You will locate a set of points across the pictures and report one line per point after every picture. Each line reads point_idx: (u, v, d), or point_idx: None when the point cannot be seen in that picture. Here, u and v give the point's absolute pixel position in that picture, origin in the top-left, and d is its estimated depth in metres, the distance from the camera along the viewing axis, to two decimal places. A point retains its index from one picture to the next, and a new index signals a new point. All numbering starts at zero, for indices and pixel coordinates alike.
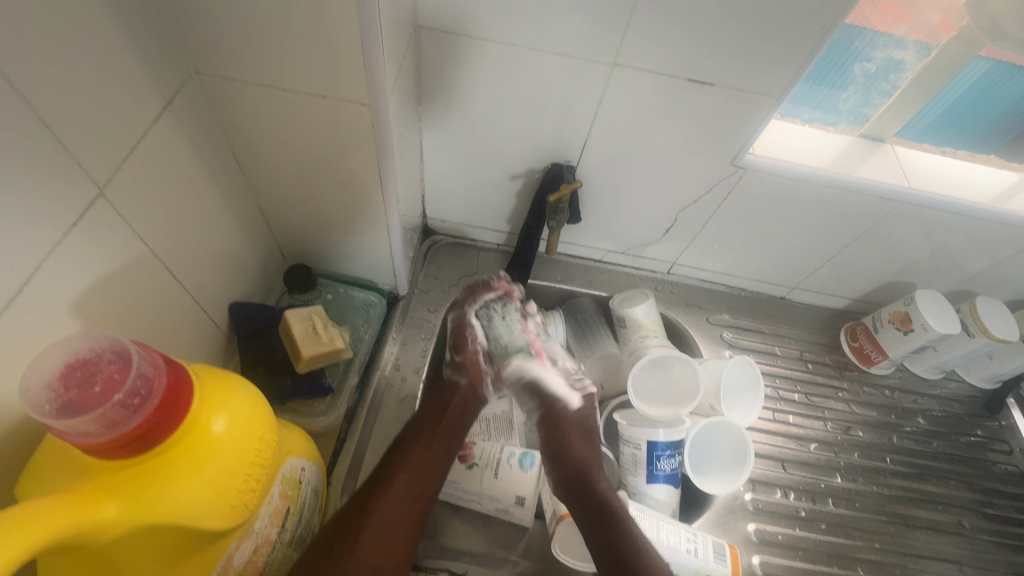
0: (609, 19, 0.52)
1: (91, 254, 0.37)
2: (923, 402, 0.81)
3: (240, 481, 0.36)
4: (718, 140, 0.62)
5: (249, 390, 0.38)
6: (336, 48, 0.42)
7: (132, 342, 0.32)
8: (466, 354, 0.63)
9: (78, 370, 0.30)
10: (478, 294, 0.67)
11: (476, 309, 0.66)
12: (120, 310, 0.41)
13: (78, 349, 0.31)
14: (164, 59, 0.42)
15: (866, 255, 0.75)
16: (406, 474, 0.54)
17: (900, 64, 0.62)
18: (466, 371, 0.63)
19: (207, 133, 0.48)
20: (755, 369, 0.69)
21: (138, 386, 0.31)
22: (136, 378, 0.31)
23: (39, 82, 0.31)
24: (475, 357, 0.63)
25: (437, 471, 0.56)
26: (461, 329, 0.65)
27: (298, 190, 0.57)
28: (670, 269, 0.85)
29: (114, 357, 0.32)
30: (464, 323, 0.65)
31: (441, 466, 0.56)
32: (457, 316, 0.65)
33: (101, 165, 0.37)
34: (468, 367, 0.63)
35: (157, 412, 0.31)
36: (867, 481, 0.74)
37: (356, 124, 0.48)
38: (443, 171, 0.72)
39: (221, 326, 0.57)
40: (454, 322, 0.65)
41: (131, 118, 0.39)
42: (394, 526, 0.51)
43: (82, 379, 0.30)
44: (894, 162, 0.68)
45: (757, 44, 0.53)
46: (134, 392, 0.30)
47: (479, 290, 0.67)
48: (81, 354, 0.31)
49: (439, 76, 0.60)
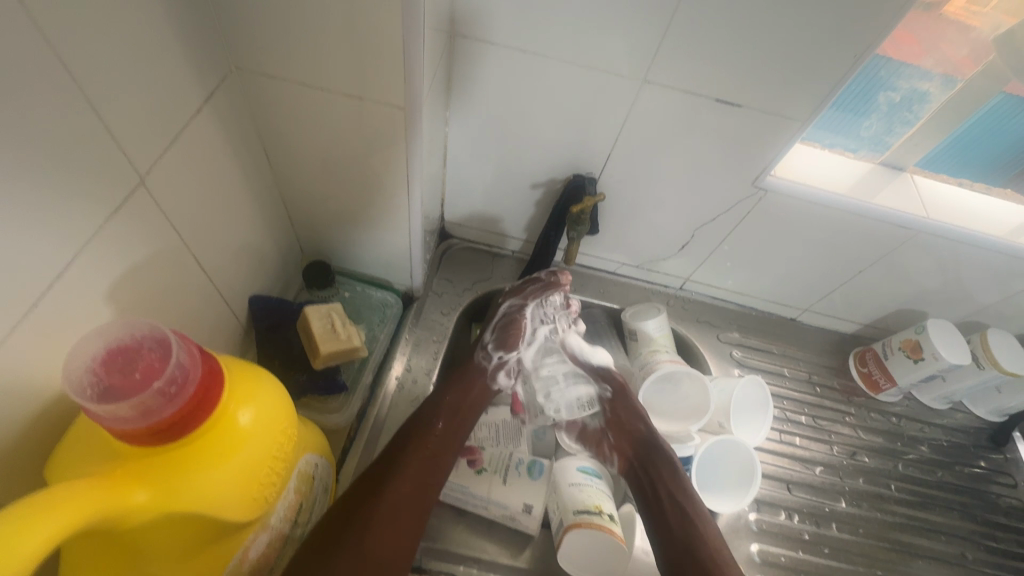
0: (642, 36, 0.53)
1: (130, 240, 0.38)
2: (929, 431, 0.81)
3: (263, 474, 0.36)
4: (742, 160, 0.63)
5: (274, 384, 0.39)
6: (377, 50, 0.42)
7: (171, 330, 0.32)
8: (509, 352, 0.68)
9: (118, 356, 0.31)
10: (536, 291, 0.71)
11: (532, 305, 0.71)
12: (149, 298, 0.42)
13: (119, 335, 0.31)
14: (208, 54, 0.42)
15: (880, 282, 0.76)
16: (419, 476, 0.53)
17: (925, 95, 0.62)
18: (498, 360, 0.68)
19: (241, 127, 0.49)
20: (763, 390, 0.69)
21: (175, 374, 0.31)
22: (174, 366, 0.31)
23: (93, 68, 0.32)
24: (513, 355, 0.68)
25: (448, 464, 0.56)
26: (512, 326, 0.69)
27: (324, 187, 0.57)
28: (682, 285, 0.85)
29: (154, 345, 0.32)
30: (518, 315, 0.70)
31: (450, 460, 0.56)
32: (514, 306, 0.70)
33: (144, 154, 0.37)
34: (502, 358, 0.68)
35: (192, 401, 0.31)
36: (871, 507, 0.73)
37: (389, 125, 0.49)
38: (465, 176, 0.73)
39: (241, 318, 0.57)
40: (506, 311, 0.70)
41: (174, 110, 0.39)
42: (408, 515, 0.50)
43: (122, 364, 0.31)
44: (913, 191, 0.68)
45: (787, 70, 0.53)
46: (171, 381, 0.31)
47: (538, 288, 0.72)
48: (122, 340, 0.31)
49: (469, 83, 0.61)
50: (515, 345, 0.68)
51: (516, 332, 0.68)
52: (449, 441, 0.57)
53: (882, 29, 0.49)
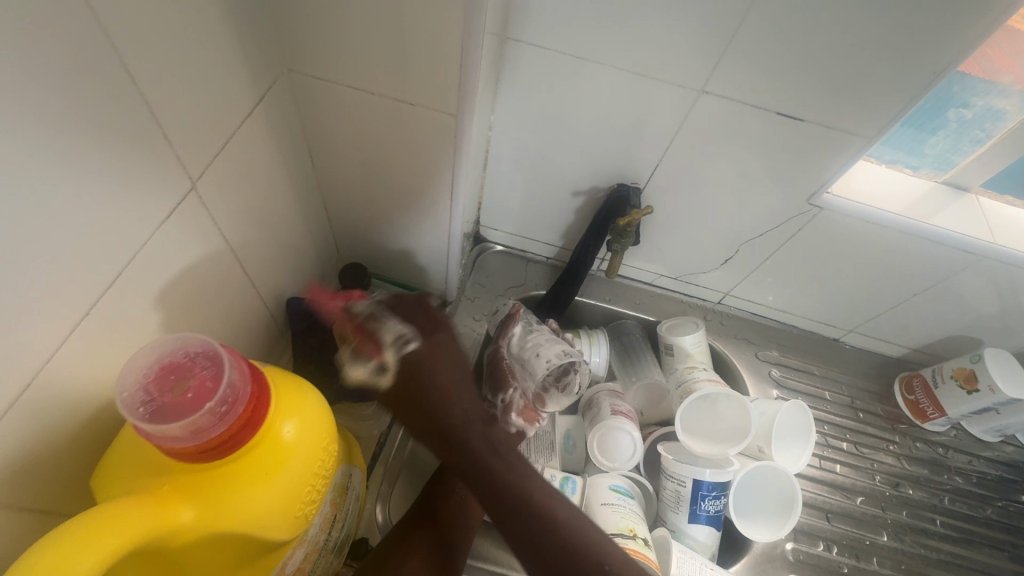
0: (705, 44, 0.51)
1: (178, 246, 0.37)
2: (977, 464, 0.78)
3: (305, 492, 0.35)
4: (799, 175, 0.60)
5: (317, 398, 0.38)
6: (432, 55, 0.41)
7: (222, 346, 0.31)
8: (505, 391, 0.62)
9: (171, 373, 0.30)
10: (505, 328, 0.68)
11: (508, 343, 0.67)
12: (196, 302, 0.41)
13: (169, 351, 0.31)
14: (263, 55, 0.41)
15: (935, 307, 0.72)
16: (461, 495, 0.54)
17: (1000, 113, 0.57)
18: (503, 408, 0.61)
19: (289, 129, 0.48)
20: (807, 416, 0.67)
21: (226, 394, 0.30)
22: (224, 384, 0.30)
23: (152, 72, 0.31)
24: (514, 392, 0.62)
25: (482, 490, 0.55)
26: (495, 367, 0.65)
27: (367, 190, 0.56)
28: (721, 299, 0.83)
29: (206, 362, 0.31)
30: (499, 358, 0.66)
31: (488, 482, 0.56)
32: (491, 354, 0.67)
33: (197, 159, 0.36)
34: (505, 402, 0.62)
35: (240, 421, 0.30)
36: (914, 542, 0.70)
37: (439, 132, 0.47)
38: (504, 180, 0.71)
39: (280, 320, 0.56)
40: (491, 361, 0.66)
41: (226, 112, 0.38)
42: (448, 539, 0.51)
43: (174, 382, 0.30)
44: (978, 213, 0.65)
45: (855, 84, 0.50)
46: (222, 400, 0.30)
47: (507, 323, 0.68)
48: (174, 358, 0.31)
49: (517, 87, 0.59)
50: (510, 382, 0.63)
51: (504, 372, 0.64)
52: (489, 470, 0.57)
53: (968, 45, 0.46)
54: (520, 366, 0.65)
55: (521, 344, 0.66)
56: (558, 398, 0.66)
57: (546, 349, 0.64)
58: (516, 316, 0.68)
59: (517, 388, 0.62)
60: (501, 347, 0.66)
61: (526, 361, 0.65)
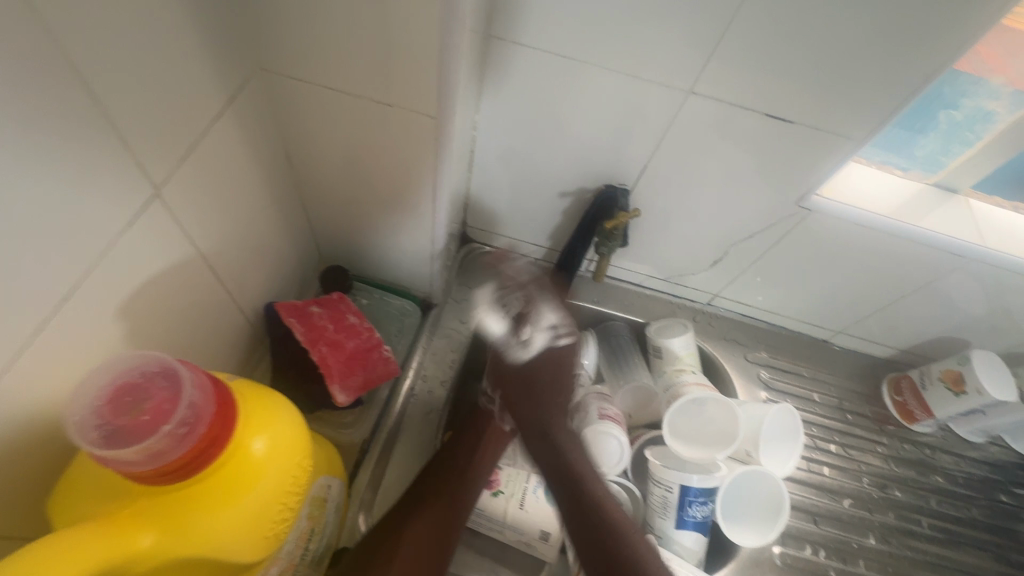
0: (693, 44, 0.49)
1: (142, 255, 0.35)
2: (963, 465, 0.78)
3: (277, 510, 0.34)
4: (788, 177, 0.59)
5: (289, 412, 0.37)
6: (409, 54, 0.39)
7: (181, 364, 0.30)
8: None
9: (125, 395, 0.28)
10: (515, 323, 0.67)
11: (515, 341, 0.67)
12: (164, 313, 0.39)
13: (124, 370, 0.29)
14: (232, 54, 0.39)
15: (924, 308, 0.72)
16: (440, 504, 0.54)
17: (989, 114, 0.56)
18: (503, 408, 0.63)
19: (263, 130, 0.46)
20: (796, 417, 0.67)
21: (187, 415, 0.28)
22: (185, 405, 0.28)
23: (108, 73, 0.29)
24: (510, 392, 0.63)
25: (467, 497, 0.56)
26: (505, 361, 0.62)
27: (347, 192, 0.55)
28: (710, 300, 0.82)
29: (164, 381, 0.29)
30: (503, 353, 0.66)
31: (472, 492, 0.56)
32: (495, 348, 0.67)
33: (160, 164, 0.35)
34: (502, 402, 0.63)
35: (203, 441, 0.29)
36: (901, 544, 0.70)
37: (420, 134, 0.46)
38: (490, 181, 0.70)
39: (259, 326, 0.55)
40: (492, 357, 0.67)
41: (193, 115, 0.37)
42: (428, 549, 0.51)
43: (129, 404, 0.28)
44: (967, 215, 0.64)
45: (845, 86, 0.50)
46: (182, 421, 0.28)
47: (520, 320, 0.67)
48: (129, 378, 0.29)
49: (501, 87, 0.58)
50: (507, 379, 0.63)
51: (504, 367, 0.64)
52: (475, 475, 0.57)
53: (959, 47, 0.45)
54: (526, 365, 0.65)
55: (532, 343, 0.66)
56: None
57: (557, 355, 0.66)
58: (531, 317, 0.66)
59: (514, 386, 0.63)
60: (513, 343, 0.65)
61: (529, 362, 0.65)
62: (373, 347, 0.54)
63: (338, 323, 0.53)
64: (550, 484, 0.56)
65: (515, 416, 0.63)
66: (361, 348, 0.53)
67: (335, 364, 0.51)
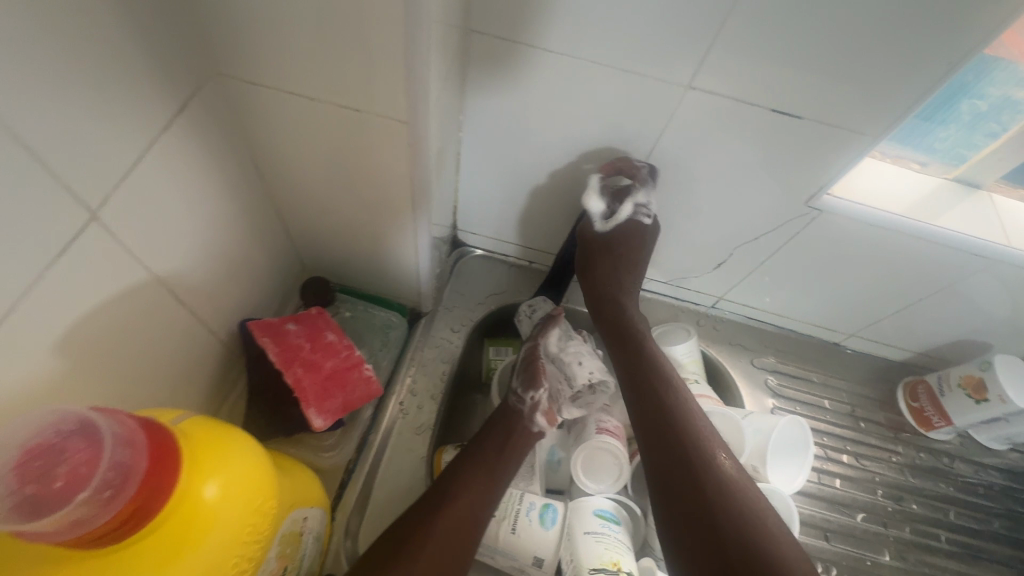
0: (689, 36, 0.45)
1: (80, 285, 0.32)
2: (984, 474, 0.74)
3: (231, 564, 0.31)
4: (796, 177, 0.55)
5: (249, 448, 0.34)
6: (374, 54, 0.35)
7: (103, 420, 0.27)
8: (539, 390, 0.61)
9: (37, 459, 0.25)
10: (546, 328, 0.66)
11: (547, 343, 0.65)
12: (115, 343, 0.36)
13: (34, 433, 0.26)
14: (180, 60, 0.36)
15: (943, 311, 0.67)
16: (438, 540, 0.48)
17: (1018, 104, 0.52)
18: (533, 409, 0.61)
19: (225, 140, 0.43)
20: (806, 430, 0.62)
21: (111, 477, 0.26)
22: (105, 468, 0.26)
23: (23, 90, 0.26)
24: (542, 395, 0.61)
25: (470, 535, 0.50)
26: (534, 363, 0.63)
27: (323, 202, 0.51)
28: (715, 304, 0.78)
29: (83, 440, 0.27)
30: (537, 354, 0.64)
31: (473, 526, 0.50)
32: (529, 347, 0.64)
33: (96, 185, 0.32)
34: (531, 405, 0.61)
35: (132, 503, 0.27)
36: (918, 561, 0.67)
37: (393, 141, 0.42)
38: (479, 183, 0.66)
39: (233, 345, 0.52)
40: (526, 354, 0.64)
41: (133, 129, 0.33)
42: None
43: (41, 470, 0.25)
44: (991, 212, 0.60)
45: (857, 79, 0.45)
46: (105, 485, 0.26)
47: (549, 323, 0.66)
48: (42, 438, 0.26)
49: (486, 85, 0.54)
50: (541, 382, 0.61)
51: (537, 369, 0.62)
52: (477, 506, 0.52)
53: (986, 33, 0.41)
54: (556, 369, 0.64)
55: (561, 347, 0.65)
56: (568, 408, 0.64)
57: (588, 361, 0.65)
58: (558, 318, 0.66)
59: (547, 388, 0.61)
60: (541, 345, 0.65)
61: (559, 367, 0.64)
62: (353, 365, 0.51)
63: (315, 342, 0.51)
64: (625, 381, 0.59)
65: (547, 417, 0.61)
66: (336, 366, 0.50)
67: (310, 386, 0.49)
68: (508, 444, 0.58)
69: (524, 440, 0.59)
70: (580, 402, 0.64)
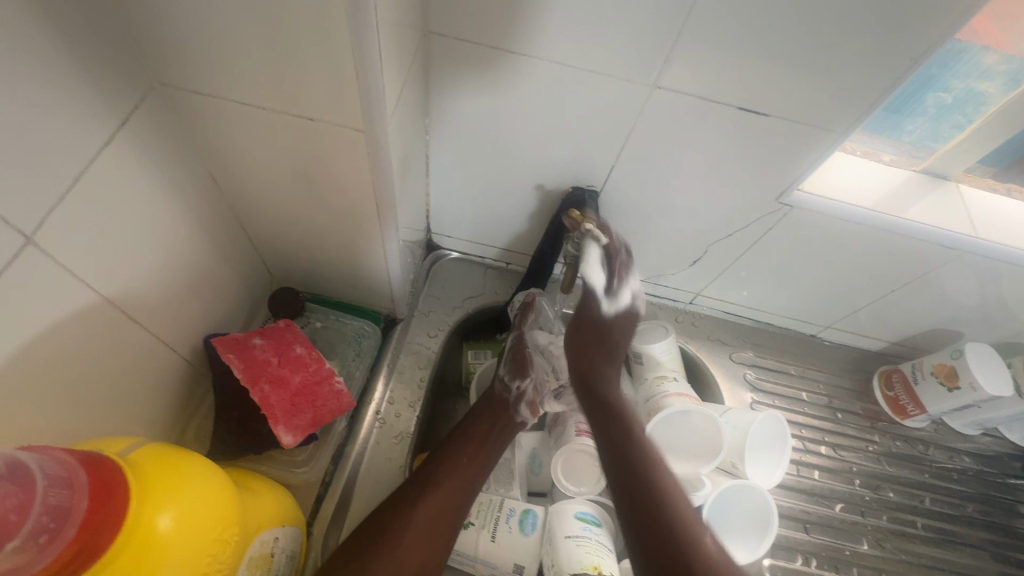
0: (651, 35, 0.45)
1: (20, 312, 0.31)
2: (958, 459, 0.75)
3: None
4: (765, 174, 0.55)
5: (209, 472, 0.33)
6: (323, 62, 0.34)
7: (35, 463, 0.27)
8: (525, 380, 0.61)
9: None
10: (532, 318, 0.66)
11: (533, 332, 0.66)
12: (64, 369, 0.35)
13: None
14: (117, 73, 0.35)
15: (914, 302, 0.68)
16: (414, 536, 0.47)
17: (980, 96, 0.52)
18: (519, 400, 0.60)
19: (176, 153, 0.42)
20: (783, 425, 0.62)
21: (45, 521, 0.26)
22: (38, 512, 0.26)
23: None
24: (529, 385, 0.61)
25: (449, 530, 0.49)
26: (521, 352, 0.63)
27: (286, 213, 0.50)
28: (693, 300, 0.78)
29: (12, 487, 0.26)
30: (524, 343, 0.64)
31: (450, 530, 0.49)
32: (517, 336, 0.65)
33: (30, 207, 0.30)
34: (518, 396, 0.60)
35: (72, 546, 0.26)
36: (895, 548, 0.68)
37: (351, 150, 0.41)
38: (450, 187, 0.65)
39: (197, 361, 0.50)
40: (513, 344, 0.64)
41: (73, 148, 0.32)
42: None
43: None
44: (958, 204, 0.60)
45: (819, 75, 0.45)
46: (40, 529, 0.26)
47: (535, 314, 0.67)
48: None
49: (450, 87, 0.53)
50: (529, 372, 0.62)
51: (527, 358, 0.62)
52: (453, 504, 0.50)
53: (944, 27, 0.40)
54: (543, 360, 0.65)
55: (550, 340, 0.66)
56: (549, 403, 0.63)
57: None
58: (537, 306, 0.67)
59: (534, 380, 0.62)
60: (529, 335, 0.65)
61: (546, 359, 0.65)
62: (322, 379, 0.50)
63: (283, 356, 0.50)
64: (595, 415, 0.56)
65: (531, 408, 0.61)
66: (304, 380, 0.50)
67: (278, 404, 0.47)
68: (488, 438, 0.57)
69: (506, 428, 0.59)
70: (563, 399, 0.64)
